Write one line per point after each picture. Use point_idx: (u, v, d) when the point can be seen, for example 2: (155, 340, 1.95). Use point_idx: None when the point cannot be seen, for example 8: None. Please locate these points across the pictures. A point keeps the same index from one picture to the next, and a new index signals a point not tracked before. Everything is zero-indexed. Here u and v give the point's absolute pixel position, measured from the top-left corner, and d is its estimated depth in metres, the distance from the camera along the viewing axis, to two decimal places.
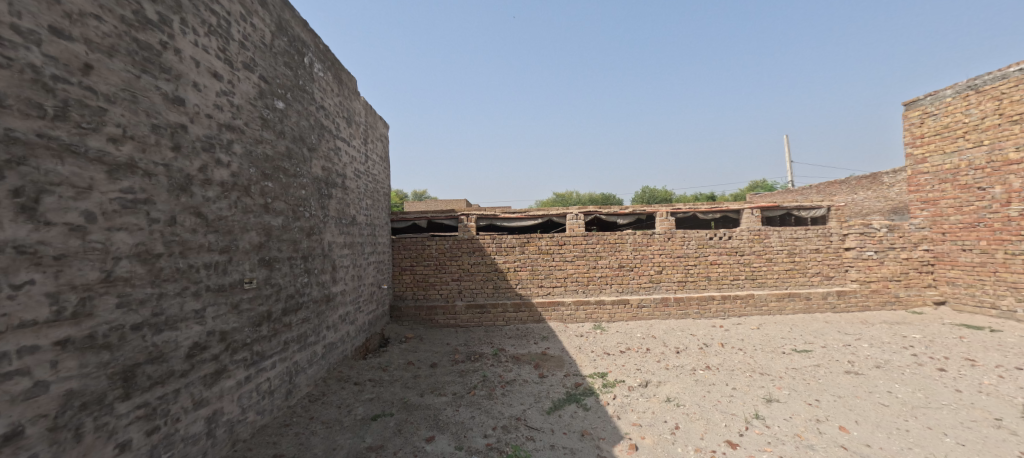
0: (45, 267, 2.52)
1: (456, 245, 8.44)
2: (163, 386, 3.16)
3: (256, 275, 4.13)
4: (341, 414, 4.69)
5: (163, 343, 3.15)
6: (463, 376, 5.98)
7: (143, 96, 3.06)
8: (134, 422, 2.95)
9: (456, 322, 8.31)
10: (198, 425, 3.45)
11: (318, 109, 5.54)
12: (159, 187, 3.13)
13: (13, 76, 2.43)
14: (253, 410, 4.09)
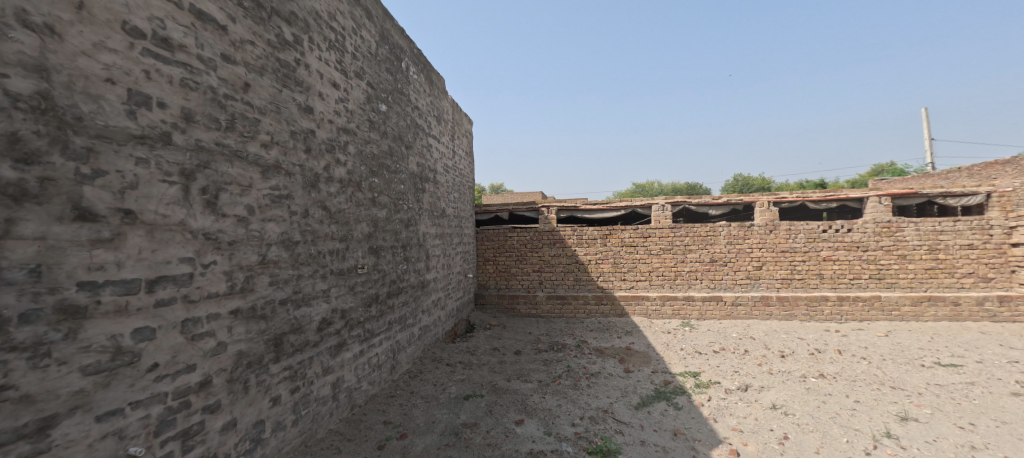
0: (223, 251, 2.91)
1: (539, 236, 8.63)
2: (301, 352, 3.65)
3: (367, 261, 4.67)
4: (437, 390, 5.13)
5: (301, 316, 3.65)
6: (547, 365, 6.16)
7: (284, 107, 3.54)
8: (282, 381, 3.43)
9: (538, 312, 8.54)
10: (326, 389, 3.98)
11: (413, 110, 6.02)
12: (296, 184, 3.62)
13: (201, 96, 2.79)
14: (366, 380, 4.64)
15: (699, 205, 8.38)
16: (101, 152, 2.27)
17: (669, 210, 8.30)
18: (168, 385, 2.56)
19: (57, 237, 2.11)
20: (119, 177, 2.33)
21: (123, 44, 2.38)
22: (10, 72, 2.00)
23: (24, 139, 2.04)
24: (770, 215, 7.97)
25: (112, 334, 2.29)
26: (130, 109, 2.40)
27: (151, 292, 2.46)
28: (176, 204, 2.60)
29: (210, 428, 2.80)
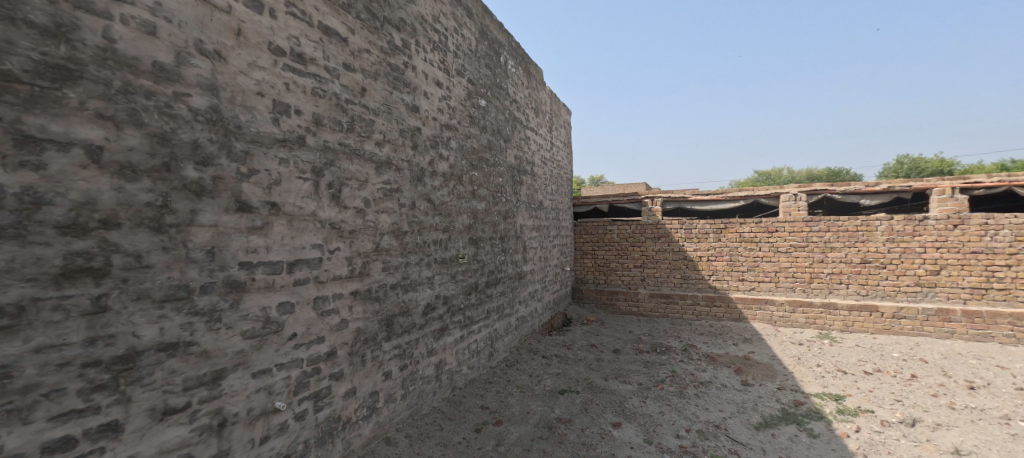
0: (345, 239, 3.22)
1: (642, 230, 8.30)
2: (408, 334, 3.99)
3: (467, 251, 4.94)
4: (532, 381, 5.27)
5: (409, 299, 3.99)
6: (648, 367, 5.95)
7: (394, 107, 3.85)
8: (392, 358, 3.79)
9: (639, 311, 8.28)
10: (430, 369, 4.32)
11: (511, 103, 6.18)
12: (404, 179, 3.93)
13: (329, 102, 3.12)
14: (466, 364, 4.93)
15: (846, 194, 7.33)
16: (254, 155, 2.49)
17: (804, 200, 7.42)
18: (305, 353, 2.86)
19: (225, 225, 2.32)
20: (267, 174, 2.57)
21: (269, 61, 2.63)
22: (190, 93, 2.17)
23: (201, 145, 2.21)
24: (951, 205, 6.64)
25: (264, 306, 2.56)
26: (275, 117, 2.65)
27: (291, 272, 2.74)
28: (310, 198, 2.87)
29: (335, 394, 3.14)
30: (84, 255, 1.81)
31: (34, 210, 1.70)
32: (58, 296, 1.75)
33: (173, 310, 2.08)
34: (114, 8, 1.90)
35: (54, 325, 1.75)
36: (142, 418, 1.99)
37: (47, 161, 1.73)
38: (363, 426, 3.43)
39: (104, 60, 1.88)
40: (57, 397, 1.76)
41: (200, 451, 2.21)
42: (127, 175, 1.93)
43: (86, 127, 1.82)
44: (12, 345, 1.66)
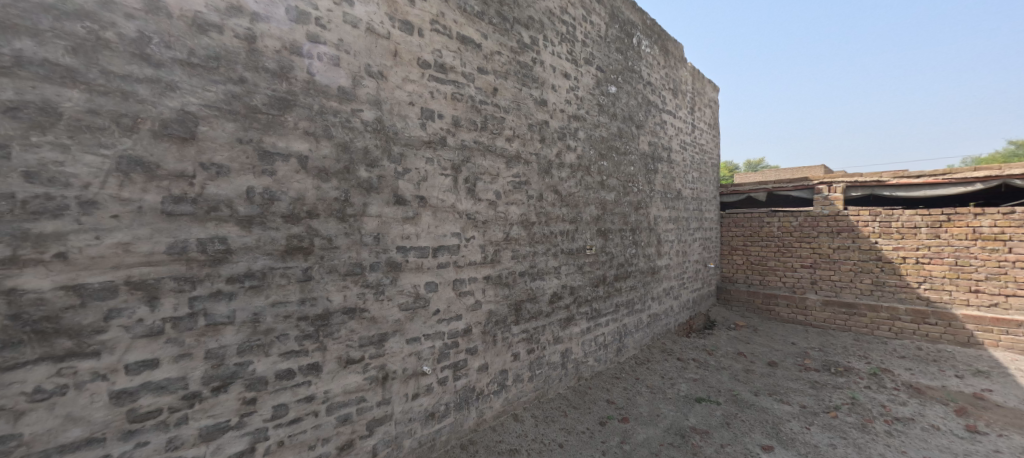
0: (479, 228, 3.33)
1: (812, 222, 7.02)
2: (536, 320, 3.94)
3: (595, 243, 4.73)
4: (664, 384, 4.80)
5: (535, 287, 3.93)
6: (815, 389, 4.84)
7: (524, 104, 3.85)
8: (521, 341, 3.78)
9: (807, 320, 7.03)
10: (556, 357, 4.22)
11: (645, 86, 5.78)
12: (533, 172, 3.89)
13: (467, 105, 3.22)
14: (592, 356, 4.71)
15: None
16: (407, 156, 2.75)
17: None
18: (446, 327, 3.06)
19: (388, 216, 2.64)
20: (417, 172, 2.82)
21: (418, 75, 2.84)
22: (362, 108, 2.50)
23: (369, 151, 2.54)
24: None
25: (415, 283, 2.83)
26: (423, 122, 2.86)
27: (436, 257, 2.97)
28: (449, 192, 3.06)
29: (471, 366, 3.27)
30: (299, 238, 2.24)
31: (270, 205, 2.13)
32: (284, 266, 2.19)
33: (353, 282, 2.47)
34: (312, 48, 2.28)
35: (282, 286, 2.18)
36: (333, 363, 2.40)
37: (277, 169, 2.15)
38: (494, 400, 3.50)
39: (308, 90, 2.26)
40: (284, 339, 2.20)
41: (370, 396, 2.59)
42: (323, 177, 2.32)
43: (297, 142, 2.22)
44: (260, 298, 2.11)
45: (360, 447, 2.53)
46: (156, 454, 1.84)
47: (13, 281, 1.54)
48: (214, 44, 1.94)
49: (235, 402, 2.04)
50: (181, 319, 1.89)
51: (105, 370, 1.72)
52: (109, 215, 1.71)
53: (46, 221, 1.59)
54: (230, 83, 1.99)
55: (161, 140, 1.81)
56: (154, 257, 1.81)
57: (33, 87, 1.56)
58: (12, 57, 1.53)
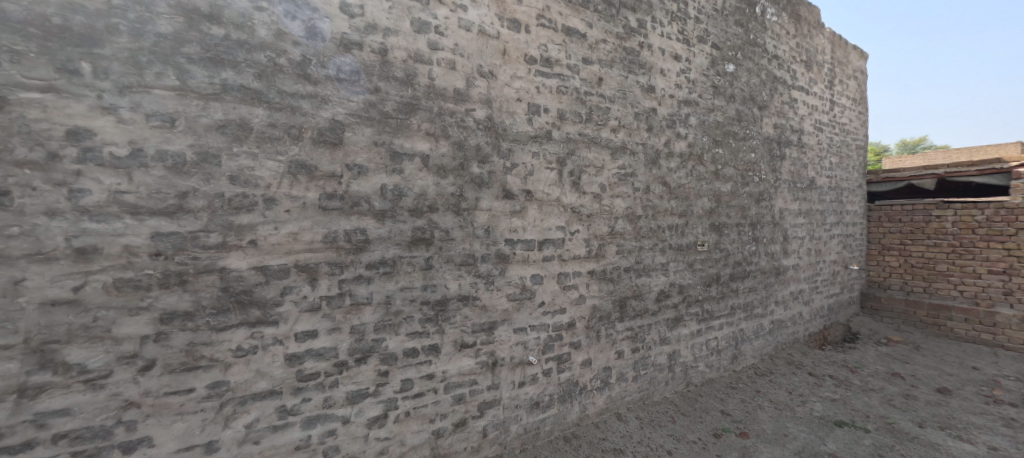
0: (583, 221, 3.20)
1: (1006, 216, 5.63)
2: (641, 318, 3.61)
3: (708, 238, 4.18)
4: (793, 401, 4.25)
5: (641, 284, 3.59)
6: (1013, 429, 3.91)
7: (629, 92, 3.54)
8: (625, 339, 3.52)
9: (995, 341, 5.68)
10: (662, 358, 3.82)
11: (771, 60, 5.10)
12: (640, 163, 3.57)
13: (573, 97, 3.14)
14: (703, 362, 4.22)
15: None
16: (516, 151, 2.81)
17: None
18: (551, 320, 3.06)
19: (497, 210, 2.75)
20: (524, 166, 2.85)
21: (526, 71, 2.87)
22: (475, 108, 2.63)
23: (481, 147, 2.66)
24: None
25: (522, 276, 2.89)
26: (530, 117, 2.88)
27: (542, 250, 2.97)
28: (555, 186, 3.03)
29: (575, 360, 3.20)
30: (422, 230, 2.46)
31: (398, 200, 2.38)
32: (410, 255, 2.43)
33: (466, 272, 2.65)
34: (433, 55, 2.46)
35: (408, 273, 2.43)
36: (449, 346, 2.61)
37: (405, 168, 2.39)
38: (597, 396, 3.36)
39: (429, 94, 2.46)
40: (410, 321, 2.45)
41: (481, 379, 2.75)
42: (442, 173, 2.52)
43: (421, 142, 2.44)
44: (391, 284, 2.38)
45: (472, 426, 2.72)
46: (316, 410, 2.19)
47: (222, 262, 1.94)
48: (356, 60, 2.22)
49: (372, 373, 2.34)
50: (333, 298, 2.21)
51: (282, 337, 2.09)
52: (284, 209, 2.07)
53: (243, 215, 1.98)
54: (368, 93, 2.26)
55: (318, 145, 2.14)
56: (314, 245, 2.15)
57: (234, 108, 1.94)
58: (220, 85, 1.91)
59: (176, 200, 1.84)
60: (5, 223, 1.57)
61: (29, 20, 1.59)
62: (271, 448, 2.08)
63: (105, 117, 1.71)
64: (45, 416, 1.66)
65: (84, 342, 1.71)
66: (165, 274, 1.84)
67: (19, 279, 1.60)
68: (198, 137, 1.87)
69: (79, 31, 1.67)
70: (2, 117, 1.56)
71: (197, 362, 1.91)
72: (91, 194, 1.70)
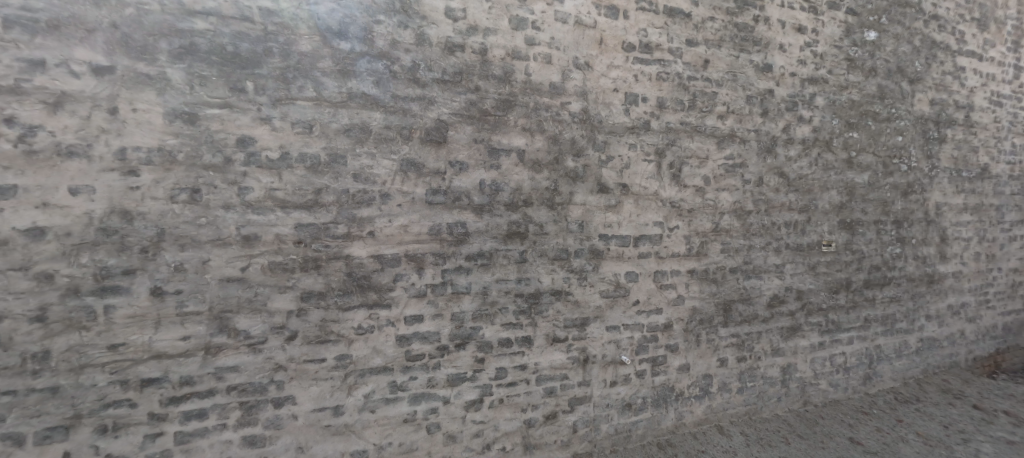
0: (684, 217, 2.98)
1: None
2: (750, 325, 3.28)
3: (835, 238, 3.59)
4: (950, 437, 3.55)
5: (750, 287, 3.25)
6: None
7: (741, 74, 3.07)
8: (730, 347, 3.23)
9: None
10: (774, 370, 3.43)
11: (928, 22, 4.21)
12: (752, 152, 3.16)
13: (676, 82, 2.87)
14: (825, 379, 3.66)
15: None
16: (611, 143, 2.73)
17: None
18: (646, 320, 2.92)
19: (591, 204, 2.71)
20: (620, 159, 2.76)
21: (623, 59, 2.72)
22: (570, 101, 2.61)
23: (576, 141, 2.64)
24: None
25: (616, 272, 2.82)
26: (627, 108, 2.75)
27: (637, 247, 2.86)
28: (653, 178, 2.86)
29: (671, 364, 3.03)
30: (517, 224, 2.53)
31: (496, 195, 2.48)
32: (506, 248, 2.52)
33: (559, 266, 2.66)
34: (530, 51, 2.49)
35: (504, 266, 2.52)
36: (542, 338, 2.65)
37: (502, 163, 2.47)
38: (696, 405, 3.14)
39: (526, 89, 2.50)
40: (505, 312, 2.54)
41: (573, 375, 2.75)
42: (537, 168, 2.56)
43: (517, 138, 2.50)
44: (488, 275, 2.49)
45: (563, 420, 2.73)
46: (421, 388, 2.39)
47: (348, 250, 2.21)
48: (459, 62, 2.35)
49: (470, 359, 2.48)
50: (436, 286, 2.38)
51: (394, 319, 2.31)
52: (396, 203, 2.28)
53: (364, 209, 2.22)
54: (469, 92, 2.38)
55: (426, 144, 2.31)
56: (421, 236, 2.33)
57: (357, 113, 2.18)
58: (346, 93, 2.16)
59: (313, 195, 2.13)
60: (198, 214, 1.97)
61: (213, 50, 1.96)
62: (384, 418, 2.32)
63: (263, 126, 2.05)
64: (222, 371, 2.05)
65: (249, 313, 2.07)
66: (304, 259, 2.14)
67: (206, 259, 2.00)
68: (329, 140, 2.14)
69: (244, 55, 2.01)
70: (196, 130, 1.96)
71: (327, 336, 2.20)
72: (252, 190, 2.05)
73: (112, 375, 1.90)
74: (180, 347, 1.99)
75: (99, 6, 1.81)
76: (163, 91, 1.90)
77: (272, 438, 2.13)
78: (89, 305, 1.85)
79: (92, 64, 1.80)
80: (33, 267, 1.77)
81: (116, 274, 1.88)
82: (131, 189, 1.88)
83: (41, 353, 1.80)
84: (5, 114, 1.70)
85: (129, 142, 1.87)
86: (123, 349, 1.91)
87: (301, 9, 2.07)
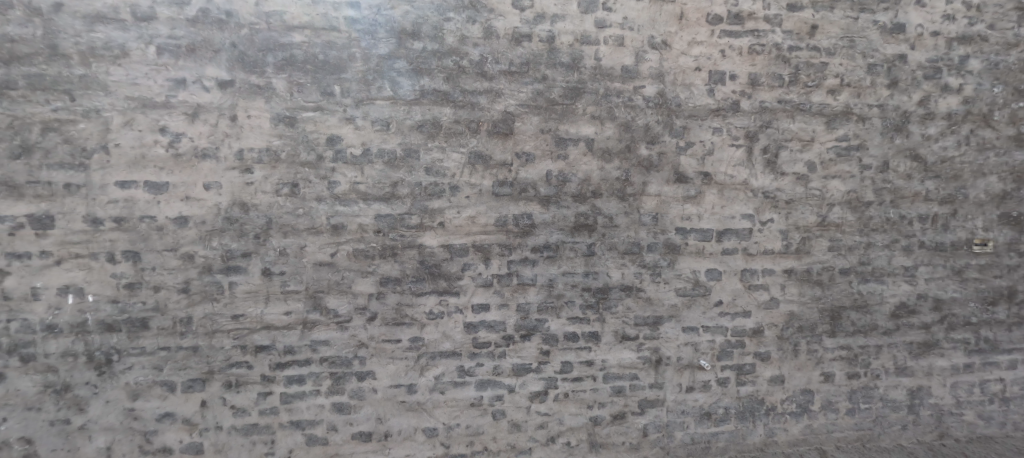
0: (781, 209, 2.62)
1: None
2: (866, 336, 2.79)
3: (996, 236, 2.87)
4: None
5: (868, 292, 2.76)
6: None
7: (860, 39, 2.57)
8: (838, 360, 2.79)
9: None
10: (899, 393, 2.88)
11: None
12: (874, 131, 2.65)
13: (774, 55, 2.52)
14: (974, 410, 2.98)
15: None
16: (692, 128, 2.50)
17: None
18: (730, 323, 2.65)
19: (667, 195, 2.52)
20: (702, 145, 2.52)
21: (708, 34, 2.46)
22: (645, 84, 2.44)
23: (650, 127, 2.46)
24: None
25: (695, 269, 2.59)
26: (711, 88, 2.49)
27: (721, 242, 2.59)
28: (742, 165, 2.56)
29: (760, 374, 2.71)
30: (585, 216, 2.46)
31: (563, 186, 2.43)
32: (573, 241, 2.46)
33: (630, 261, 2.53)
34: (600, 34, 2.38)
35: (571, 259, 2.47)
36: (610, 335, 2.56)
37: (569, 153, 2.41)
38: (792, 423, 2.78)
39: (596, 75, 2.40)
40: (571, 305, 2.50)
41: (644, 376, 2.61)
42: (607, 157, 2.45)
43: (586, 126, 2.42)
44: (554, 268, 2.46)
45: (632, 422, 2.62)
46: (487, 375, 2.46)
47: (420, 240, 2.35)
48: (526, 52, 2.33)
49: (534, 350, 2.49)
50: (502, 276, 2.43)
51: (462, 306, 2.41)
52: (464, 195, 2.36)
53: (434, 200, 2.33)
54: (537, 82, 2.35)
55: (493, 136, 2.35)
56: (488, 228, 2.38)
57: (429, 110, 2.29)
58: (419, 91, 2.27)
59: (390, 188, 2.30)
60: (296, 206, 2.24)
61: (308, 59, 2.18)
62: (452, 400, 2.45)
63: (348, 125, 2.24)
64: (316, 344, 2.32)
65: (337, 294, 2.32)
66: (382, 247, 2.32)
67: (304, 245, 2.27)
68: (404, 136, 2.28)
69: (332, 62, 2.20)
70: (295, 132, 2.21)
71: (403, 319, 2.37)
72: (339, 184, 2.26)
73: (234, 340, 2.27)
74: (284, 321, 2.29)
75: (222, 29, 2.11)
76: (269, 99, 2.17)
77: (356, 407, 2.38)
78: (218, 281, 2.22)
79: (217, 79, 2.13)
80: (180, 248, 2.18)
81: (236, 256, 2.22)
82: (247, 185, 2.20)
83: (186, 318, 2.22)
84: (160, 125, 2.12)
85: (244, 145, 2.18)
86: (242, 320, 2.26)
87: (379, 14, 2.20)
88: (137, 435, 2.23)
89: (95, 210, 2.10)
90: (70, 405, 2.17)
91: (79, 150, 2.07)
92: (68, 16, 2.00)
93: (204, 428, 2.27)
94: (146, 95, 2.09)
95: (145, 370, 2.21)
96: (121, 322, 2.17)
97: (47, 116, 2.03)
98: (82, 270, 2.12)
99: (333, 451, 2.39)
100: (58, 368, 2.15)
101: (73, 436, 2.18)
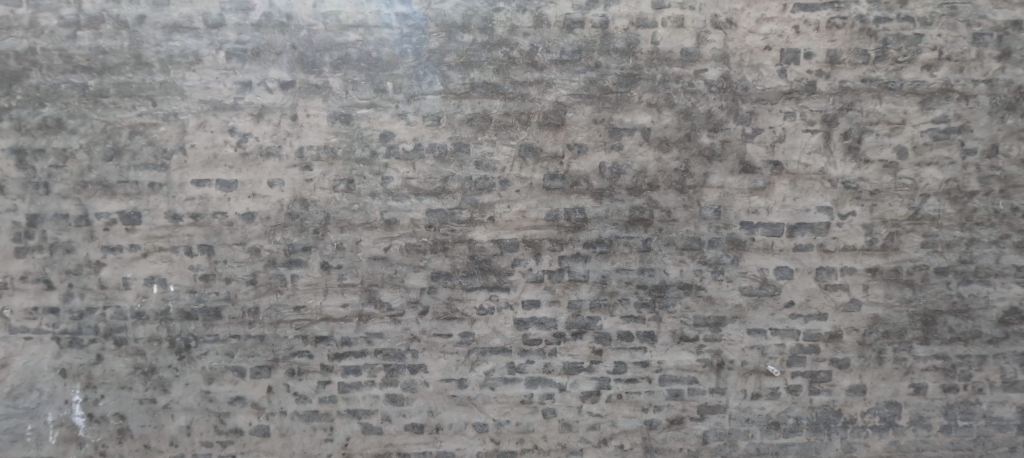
0: (864, 201, 2.36)
1: None
2: (966, 345, 2.46)
3: None
4: None
5: (970, 295, 2.43)
6: None
7: (963, 5, 2.26)
8: (931, 370, 2.48)
9: None
10: (1007, 410, 2.52)
11: None
12: (979, 110, 2.32)
13: (857, 29, 2.26)
14: None
15: None
16: (760, 114, 2.30)
17: None
18: (802, 326, 2.43)
19: (731, 186, 2.34)
20: (771, 132, 2.32)
21: (779, 9, 2.25)
22: (706, 68, 2.28)
23: (713, 114, 2.30)
24: None
25: (762, 267, 2.40)
26: (783, 68, 2.28)
27: (792, 237, 2.38)
28: (818, 153, 2.33)
29: (837, 382, 2.47)
30: (640, 209, 2.34)
31: (617, 178, 2.32)
32: (627, 236, 2.36)
33: (690, 258, 2.38)
34: (658, 15, 2.24)
35: (624, 255, 2.37)
36: (667, 336, 2.43)
37: (624, 143, 2.31)
38: (875, 438, 2.51)
39: (652, 60, 2.27)
40: (625, 304, 2.39)
41: (704, 380, 2.45)
42: (664, 147, 2.32)
43: (641, 115, 2.30)
44: (607, 264, 2.37)
45: (691, 427, 2.48)
46: (538, 373, 2.42)
47: (470, 235, 2.34)
48: (578, 39, 2.25)
49: (587, 349, 2.41)
50: (554, 272, 2.37)
51: (512, 302, 2.38)
52: (515, 189, 2.32)
53: (484, 195, 2.32)
54: (589, 70, 2.26)
55: (544, 128, 2.29)
56: (539, 222, 2.33)
57: (479, 103, 2.27)
58: (469, 84, 2.25)
59: (440, 183, 2.30)
60: (352, 201, 2.30)
61: (362, 57, 2.23)
62: (503, 396, 2.43)
63: (400, 121, 2.26)
64: (371, 336, 2.38)
65: (391, 288, 2.36)
66: (434, 242, 2.34)
67: (359, 240, 2.33)
68: (454, 131, 2.28)
69: (385, 59, 2.23)
70: (351, 129, 2.26)
71: (453, 314, 2.38)
72: (392, 180, 2.30)
73: (297, 330, 2.37)
74: (342, 313, 2.37)
75: (283, 32, 2.20)
76: (327, 98, 2.24)
77: (409, 399, 2.42)
78: (282, 273, 2.33)
79: (280, 80, 2.23)
80: (248, 242, 2.31)
81: (298, 250, 2.32)
82: (307, 181, 2.29)
83: (253, 308, 2.35)
84: (229, 126, 2.24)
85: (304, 143, 2.26)
86: (304, 311, 2.36)
87: (429, 9, 2.21)
88: (212, 416, 2.39)
89: (175, 207, 2.27)
90: (155, 385, 2.37)
91: (160, 152, 2.24)
92: (150, 27, 2.16)
93: (270, 412, 2.40)
94: (217, 98, 2.22)
95: (219, 356, 2.37)
96: (198, 310, 2.34)
97: (134, 121, 2.22)
98: (165, 262, 2.31)
99: (387, 441, 2.45)
100: (146, 351, 2.35)
101: (159, 414, 2.38)
